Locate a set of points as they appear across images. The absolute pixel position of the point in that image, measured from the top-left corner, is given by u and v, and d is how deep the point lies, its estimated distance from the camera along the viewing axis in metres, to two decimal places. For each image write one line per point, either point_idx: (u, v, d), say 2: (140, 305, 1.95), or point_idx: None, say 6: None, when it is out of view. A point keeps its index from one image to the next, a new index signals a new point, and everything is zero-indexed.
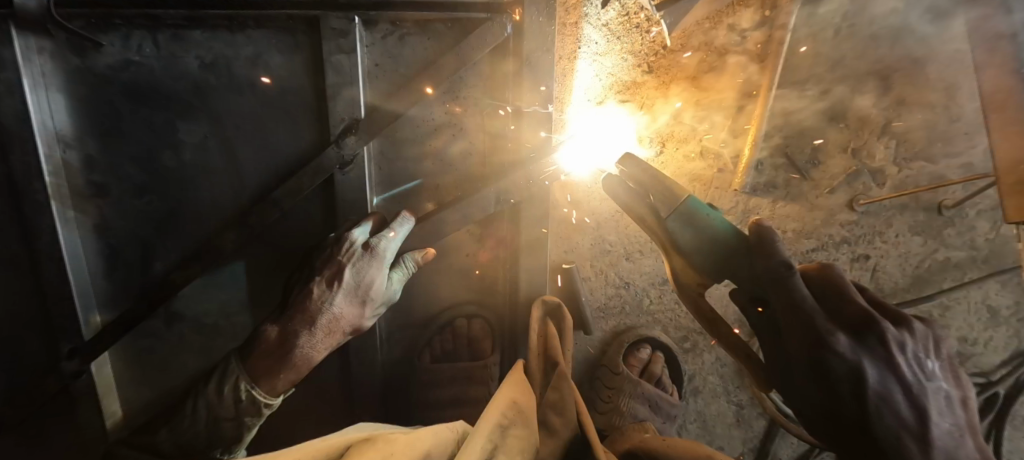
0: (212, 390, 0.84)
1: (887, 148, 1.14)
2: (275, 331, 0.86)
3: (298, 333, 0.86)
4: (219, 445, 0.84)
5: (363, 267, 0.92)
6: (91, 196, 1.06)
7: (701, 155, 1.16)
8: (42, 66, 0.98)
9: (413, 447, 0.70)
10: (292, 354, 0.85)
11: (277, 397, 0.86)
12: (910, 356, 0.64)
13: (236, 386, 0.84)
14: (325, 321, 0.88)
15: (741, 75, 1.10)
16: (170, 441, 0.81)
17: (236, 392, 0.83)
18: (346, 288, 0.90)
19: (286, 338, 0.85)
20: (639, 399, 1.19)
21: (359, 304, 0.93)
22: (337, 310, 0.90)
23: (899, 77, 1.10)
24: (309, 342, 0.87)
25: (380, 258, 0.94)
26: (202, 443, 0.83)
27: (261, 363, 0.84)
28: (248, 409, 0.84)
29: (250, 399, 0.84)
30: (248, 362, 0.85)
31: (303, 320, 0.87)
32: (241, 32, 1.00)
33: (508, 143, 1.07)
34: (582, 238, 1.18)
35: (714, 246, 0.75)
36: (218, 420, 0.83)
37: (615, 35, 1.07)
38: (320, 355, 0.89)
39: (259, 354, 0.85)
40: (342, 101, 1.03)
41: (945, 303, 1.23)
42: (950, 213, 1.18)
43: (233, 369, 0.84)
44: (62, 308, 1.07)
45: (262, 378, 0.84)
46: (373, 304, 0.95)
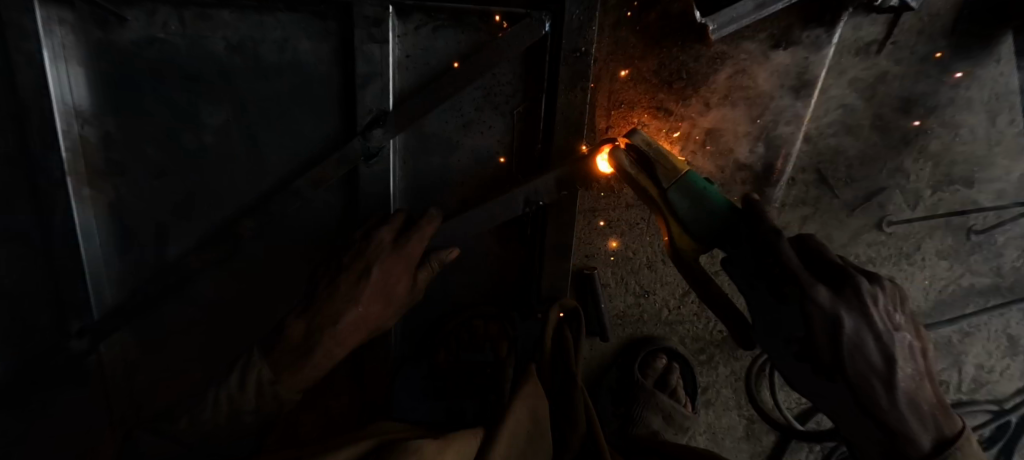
0: (235, 380, 0.85)
1: (924, 169, 1.09)
2: (297, 327, 0.87)
3: (319, 333, 0.87)
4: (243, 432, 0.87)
5: (388, 268, 0.90)
6: (107, 174, 1.09)
7: (736, 166, 1.09)
8: (63, 37, 0.98)
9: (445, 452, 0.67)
10: (311, 353, 0.86)
11: (300, 391, 0.87)
12: (882, 309, 0.66)
13: (258, 380, 0.84)
14: (346, 322, 0.88)
15: (776, 91, 1.03)
16: (198, 428, 0.86)
17: (259, 385, 0.84)
18: (372, 289, 0.89)
19: (307, 338, 0.87)
20: (654, 410, 1.15)
21: (382, 305, 0.91)
22: (363, 307, 0.89)
23: (943, 94, 1.05)
24: (329, 342, 0.87)
25: (409, 261, 0.92)
26: (225, 431, 0.86)
27: (284, 358, 0.86)
28: (268, 403, 0.85)
29: (271, 394, 0.84)
30: (269, 357, 0.86)
31: (322, 317, 0.87)
32: (269, 14, 0.98)
33: (537, 145, 1.05)
34: (603, 242, 1.13)
35: (706, 214, 0.81)
36: (240, 412, 0.85)
37: (649, 41, 1.00)
38: (340, 353, 0.90)
39: (281, 350, 0.86)
40: (371, 91, 1.00)
41: (965, 328, 1.20)
42: (979, 237, 1.14)
43: (254, 364, 0.85)
44: (73, 282, 1.11)
45: (284, 373, 0.85)
46: (396, 303, 0.93)
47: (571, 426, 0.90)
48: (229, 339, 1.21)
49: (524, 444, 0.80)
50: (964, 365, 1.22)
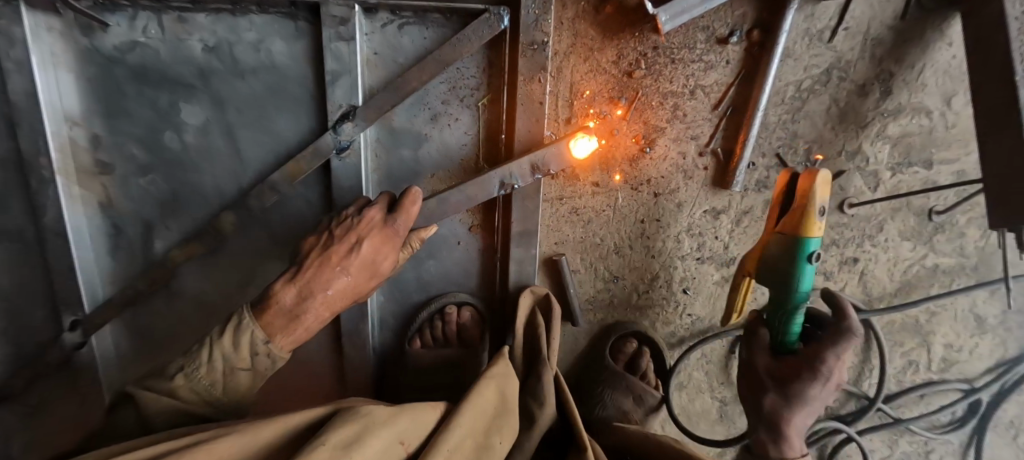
0: (228, 339, 0.85)
1: (882, 151, 1.12)
2: (287, 292, 0.86)
3: (310, 297, 0.86)
4: (235, 392, 0.88)
5: (379, 238, 0.89)
6: (96, 174, 1.14)
7: (699, 151, 1.12)
8: (52, 44, 1.03)
9: (393, 419, 0.70)
10: (302, 316, 0.86)
11: (289, 352, 0.88)
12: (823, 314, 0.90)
13: (251, 340, 0.84)
14: (335, 288, 0.87)
15: (734, 76, 1.07)
16: (187, 385, 0.85)
17: (252, 344, 0.85)
18: (358, 260, 0.88)
19: (300, 303, 0.85)
20: (623, 392, 1.19)
21: (368, 277, 0.90)
22: (351, 277, 0.88)
23: (898, 78, 1.07)
24: (314, 305, 0.87)
25: (396, 237, 0.91)
26: (220, 390, 0.86)
27: (278, 320, 0.85)
28: (262, 361, 0.86)
29: (265, 352, 0.85)
30: (261, 317, 0.85)
31: (307, 285, 0.86)
32: (244, 17, 1.03)
33: (502, 136, 1.09)
34: (571, 230, 1.16)
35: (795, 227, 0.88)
36: (235, 369, 0.86)
37: (608, 32, 1.04)
38: (324, 318, 0.89)
39: (274, 312, 0.85)
40: (341, 88, 1.04)
41: (933, 308, 1.21)
42: (941, 218, 1.15)
43: (247, 325, 0.85)
44: (65, 278, 1.16)
45: (274, 333, 0.85)
46: (381, 278, 0.92)
47: (539, 405, 0.93)
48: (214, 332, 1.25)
49: (487, 421, 0.82)
50: (933, 345, 1.24)
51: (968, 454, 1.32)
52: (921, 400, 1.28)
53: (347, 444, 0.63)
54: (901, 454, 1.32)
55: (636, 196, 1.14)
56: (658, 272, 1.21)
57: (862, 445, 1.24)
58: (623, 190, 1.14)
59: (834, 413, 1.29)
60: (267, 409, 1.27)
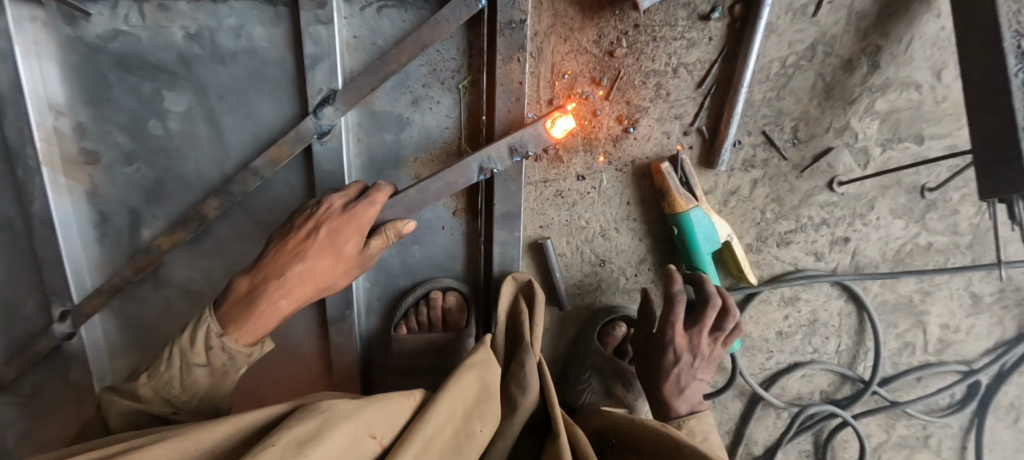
0: (187, 336, 0.86)
1: (870, 128, 1.10)
2: (245, 281, 0.88)
3: (265, 286, 0.87)
4: (193, 390, 0.86)
5: (338, 225, 0.90)
6: (81, 163, 1.14)
7: (684, 132, 1.10)
8: (35, 33, 1.04)
9: (358, 412, 0.66)
10: (258, 305, 0.86)
11: (247, 347, 0.88)
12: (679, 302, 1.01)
13: (207, 335, 0.85)
14: (295, 274, 0.88)
15: (718, 53, 1.05)
16: (148, 385, 0.85)
17: (207, 339, 0.85)
18: (318, 245, 0.89)
19: (260, 290, 0.87)
20: (610, 375, 1.19)
21: (333, 262, 0.90)
22: (310, 264, 0.89)
23: (885, 52, 1.05)
24: (277, 293, 0.87)
25: (354, 222, 0.91)
26: (178, 388, 0.85)
27: (234, 311, 0.86)
28: (219, 357, 0.86)
29: (220, 346, 0.85)
30: (222, 311, 0.87)
31: (270, 273, 0.88)
32: (223, 2, 1.03)
33: (483, 118, 1.08)
34: (556, 213, 1.15)
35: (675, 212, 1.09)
36: (190, 366, 0.85)
37: (587, 11, 1.03)
38: (288, 308, 0.89)
39: (236, 302, 0.87)
40: (321, 72, 1.03)
41: (927, 288, 1.19)
42: (933, 195, 1.13)
43: (206, 319, 0.86)
44: (54, 268, 1.17)
45: (234, 327, 0.86)
46: (346, 264, 0.92)
47: (522, 392, 0.89)
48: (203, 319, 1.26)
49: (466, 410, 0.77)
50: (928, 326, 1.21)
51: (967, 438, 1.29)
52: (918, 383, 1.25)
53: (301, 442, 0.58)
54: (898, 439, 1.30)
55: (620, 177, 1.13)
56: (645, 254, 1.19)
57: (856, 428, 1.21)
58: (607, 172, 1.13)
59: (828, 397, 1.27)
60: (256, 395, 1.28)
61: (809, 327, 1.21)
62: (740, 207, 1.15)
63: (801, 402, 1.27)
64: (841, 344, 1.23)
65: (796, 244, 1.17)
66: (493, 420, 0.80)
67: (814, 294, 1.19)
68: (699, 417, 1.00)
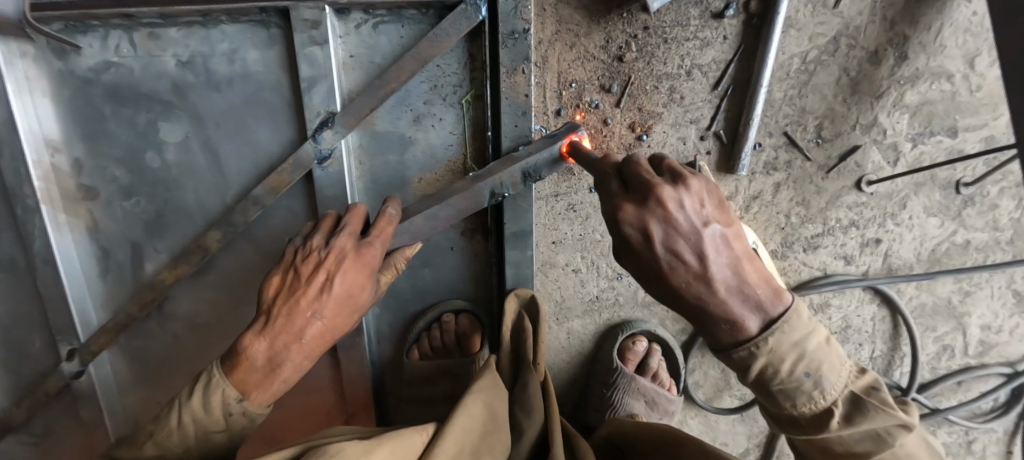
0: (198, 399, 0.73)
1: (900, 123, 1.03)
2: (257, 343, 0.74)
3: (285, 345, 0.75)
4: (210, 453, 0.75)
5: (355, 272, 0.80)
6: (80, 199, 1.12)
7: (701, 136, 1.05)
8: (25, 70, 1.01)
9: (370, 454, 0.62)
10: (280, 367, 0.75)
11: (269, 405, 0.77)
12: (686, 211, 0.58)
13: (224, 400, 0.72)
14: (314, 329, 0.77)
15: (734, 52, 0.99)
16: (160, 456, 0.72)
17: (225, 405, 0.72)
18: (336, 295, 0.78)
19: (275, 355, 0.75)
20: (634, 394, 1.13)
21: (349, 310, 0.81)
22: (327, 317, 0.78)
23: (915, 41, 0.98)
24: (292, 353, 0.76)
25: (370, 263, 0.83)
26: (195, 453, 0.73)
27: (250, 376, 0.74)
28: (239, 420, 0.74)
29: (241, 412, 0.73)
30: (232, 375, 0.74)
31: (280, 331, 0.75)
32: (215, 27, 0.98)
33: (488, 134, 1.03)
34: (570, 227, 1.10)
35: None
36: (208, 431, 0.72)
37: (593, 15, 0.97)
38: (308, 364, 0.79)
39: (247, 368, 0.74)
40: (319, 94, 0.99)
41: (966, 288, 1.12)
42: (970, 191, 1.06)
43: (218, 382, 0.73)
44: (59, 307, 1.15)
45: (250, 392, 0.74)
46: (361, 309, 0.83)
47: (526, 415, 0.87)
48: (212, 351, 1.24)
49: (474, 441, 0.74)
50: (969, 327, 1.14)
51: (1013, 443, 1.23)
52: (958, 387, 1.19)
53: None
54: (939, 445, 1.24)
55: None
56: None
57: None
58: None
59: None
60: (270, 424, 1.26)
61: (841, 334, 1.16)
62: (765, 213, 1.09)
63: None
64: (876, 350, 1.17)
65: (824, 248, 1.11)
66: (501, 448, 0.77)
67: (845, 300, 1.13)
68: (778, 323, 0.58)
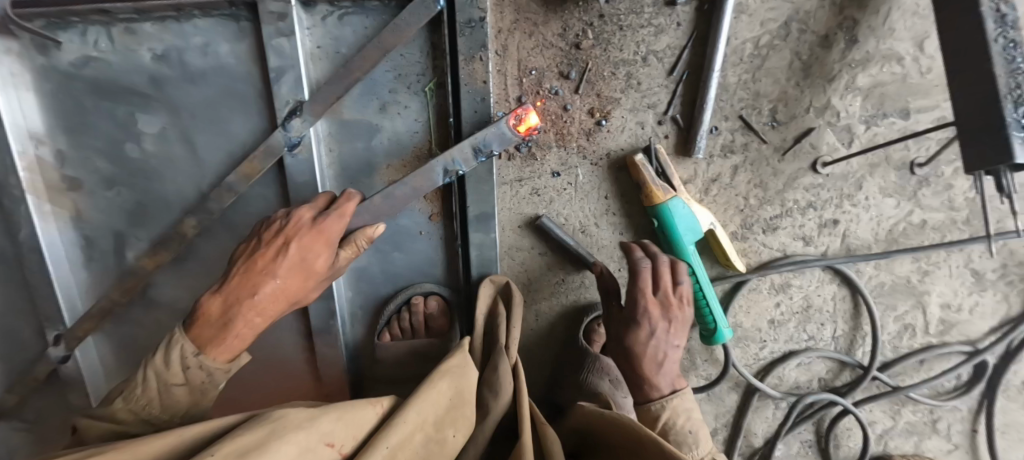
0: (161, 356, 0.79)
1: (853, 105, 1.06)
2: (214, 301, 0.79)
3: (240, 304, 0.79)
4: (174, 410, 0.80)
5: (308, 242, 0.83)
6: (64, 189, 1.16)
7: (659, 121, 1.07)
8: (10, 65, 1.06)
9: (317, 421, 0.64)
10: (233, 325, 0.79)
11: (226, 364, 0.81)
12: None
13: (182, 354, 0.78)
14: (267, 291, 0.81)
15: (687, 37, 1.02)
16: (124, 408, 0.77)
17: (182, 358, 0.78)
18: (290, 261, 0.82)
19: (229, 313, 0.79)
20: (599, 374, 1.16)
21: (304, 278, 0.84)
22: (281, 280, 0.82)
23: (863, 25, 1.01)
24: (248, 313, 0.80)
25: (328, 235, 0.85)
26: (158, 407, 0.79)
27: (207, 332, 0.79)
28: (196, 375, 0.79)
29: (198, 365, 0.78)
30: (191, 331, 0.79)
31: (237, 290, 0.80)
32: (188, 22, 1.03)
33: (451, 120, 1.06)
34: (533, 211, 1.13)
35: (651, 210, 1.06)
36: (168, 386, 0.78)
37: (550, 4, 1.01)
38: (262, 326, 0.83)
39: (205, 324, 0.79)
40: (287, 84, 1.03)
41: (924, 267, 1.14)
42: (925, 171, 1.09)
43: (178, 338, 0.78)
44: (45, 294, 1.19)
45: (206, 347, 0.79)
46: (319, 279, 0.86)
47: (495, 396, 0.90)
48: None
49: (440, 416, 0.77)
50: (929, 306, 1.16)
51: (977, 421, 1.24)
52: (921, 366, 1.21)
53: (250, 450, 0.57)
54: (905, 425, 1.25)
55: (598, 172, 1.11)
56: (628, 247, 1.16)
57: (858, 415, 1.18)
58: (583, 167, 1.11)
59: (828, 385, 1.23)
60: (249, 407, 1.30)
61: (802, 314, 1.18)
62: (724, 195, 1.12)
63: (800, 392, 1.22)
64: (838, 330, 1.19)
65: (783, 229, 1.13)
66: (464, 424, 0.81)
67: (805, 280, 1.16)
68: (681, 394, 0.95)
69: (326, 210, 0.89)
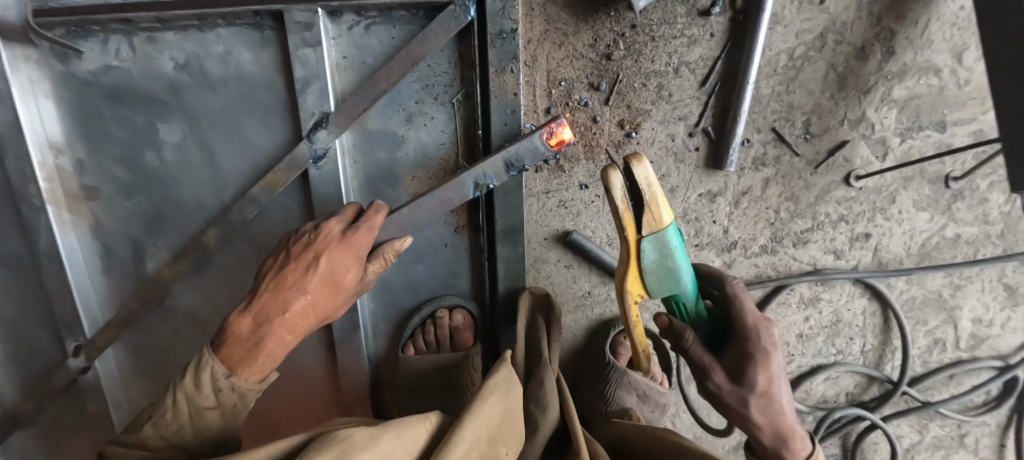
0: (190, 379, 0.77)
1: (888, 118, 1.04)
2: (245, 320, 0.78)
3: (271, 323, 0.78)
4: (206, 433, 0.78)
5: (339, 255, 0.82)
6: (83, 199, 1.15)
7: (690, 132, 1.05)
8: (29, 73, 1.04)
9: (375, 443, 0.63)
10: (265, 344, 0.78)
11: (258, 384, 0.80)
12: None
13: (212, 376, 0.76)
14: (298, 308, 0.79)
15: (721, 48, 1.00)
16: (155, 432, 0.75)
17: (213, 380, 0.76)
18: (322, 275, 0.81)
19: (259, 331, 0.78)
20: (628, 390, 1.14)
21: (335, 292, 0.83)
22: (312, 296, 0.80)
23: (901, 36, 0.99)
24: (282, 331, 0.78)
25: (358, 247, 0.84)
26: (189, 431, 0.77)
27: (237, 352, 0.77)
28: (229, 396, 0.77)
29: (229, 387, 0.77)
30: (221, 351, 0.78)
31: (266, 308, 0.79)
32: (211, 30, 1.01)
33: (479, 132, 1.04)
34: (560, 223, 1.12)
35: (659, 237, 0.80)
36: (200, 409, 0.76)
37: (581, 13, 0.98)
38: (294, 343, 0.81)
39: (235, 345, 0.78)
40: (312, 95, 1.01)
41: (957, 282, 1.13)
42: (959, 185, 1.07)
43: (208, 359, 0.77)
44: (64, 304, 1.18)
45: (238, 367, 0.77)
46: (348, 293, 0.85)
47: (542, 411, 0.89)
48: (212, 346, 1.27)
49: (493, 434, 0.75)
50: (960, 321, 1.15)
51: (1004, 436, 1.23)
52: (950, 381, 1.20)
53: None
54: (932, 439, 1.24)
55: None
56: None
57: (885, 430, 1.17)
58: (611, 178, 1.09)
59: (855, 399, 1.22)
60: (269, 417, 1.29)
61: (832, 328, 1.16)
62: (755, 208, 1.10)
63: (827, 406, 1.22)
64: (867, 344, 1.18)
65: (814, 243, 1.12)
66: (515, 440, 0.79)
67: (836, 294, 1.14)
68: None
69: (354, 222, 0.88)
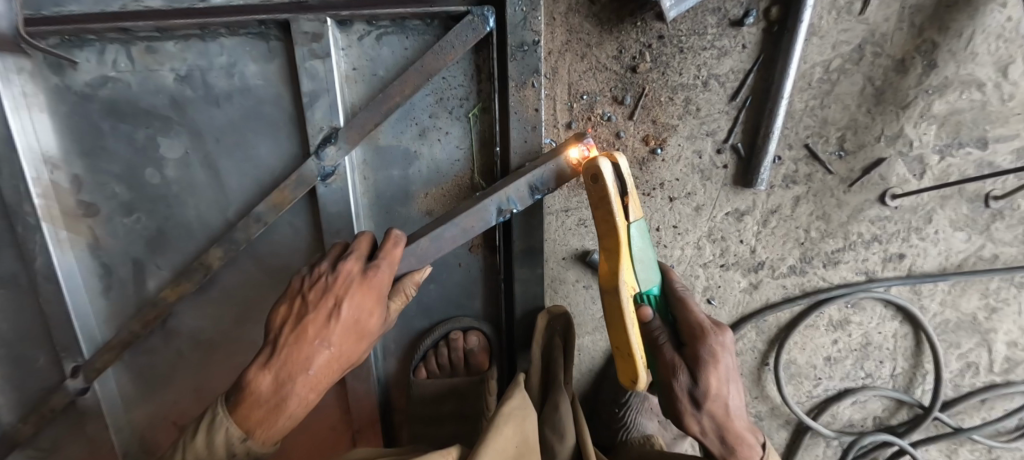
0: (203, 439, 0.73)
1: (927, 134, 0.99)
2: (264, 376, 0.74)
3: (293, 380, 0.74)
4: None
5: (361, 301, 0.78)
6: (81, 216, 1.09)
7: (718, 150, 1.01)
8: (22, 86, 0.98)
9: None
10: (286, 402, 0.74)
11: (274, 443, 0.77)
12: None
13: (227, 438, 0.73)
14: (320, 362, 0.75)
15: (753, 61, 0.94)
16: None
17: (227, 443, 0.73)
18: (344, 325, 0.77)
19: (278, 389, 0.74)
20: (648, 415, 1.16)
21: (358, 340, 0.79)
22: (334, 347, 0.76)
23: (946, 48, 0.92)
24: (303, 386, 0.75)
25: (379, 289, 0.80)
26: None
27: (255, 412, 0.73)
28: (244, 458, 0.75)
29: (244, 450, 0.74)
30: (237, 411, 0.74)
31: (285, 363, 0.75)
32: (214, 40, 0.95)
33: (496, 149, 0.99)
34: (580, 243, 1.06)
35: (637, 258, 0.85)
36: None
37: (606, 22, 0.92)
38: (316, 397, 0.78)
39: (252, 404, 0.73)
40: (320, 110, 0.96)
41: (992, 303, 1.08)
42: (999, 204, 1.02)
43: (222, 419, 0.73)
44: (62, 325, 1.13)
45: (255, 428, 0.74)
46: (370, 337, 0.81)
47: (559, 438, 0.88)
48: (218, 366, 1.23)
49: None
50: (994, 344, 1.11)
51: None
52: (982, 405, 1.15)
53: None
54: None
55: (650, 202, 1.06)
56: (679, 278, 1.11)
57: (914, 456, 1.13)
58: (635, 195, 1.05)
59: (883, 424, 1.19)
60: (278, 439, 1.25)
61: (861, 351, 1.13)
62: (784, 227, 1.06)
63: (853, 430, 1.20)
64: (897, 367, 1.14)
65: (845, 263, 1.08)
66: None
67: (865, 317, 1.11)
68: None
69: (371, 260, 0.83)
